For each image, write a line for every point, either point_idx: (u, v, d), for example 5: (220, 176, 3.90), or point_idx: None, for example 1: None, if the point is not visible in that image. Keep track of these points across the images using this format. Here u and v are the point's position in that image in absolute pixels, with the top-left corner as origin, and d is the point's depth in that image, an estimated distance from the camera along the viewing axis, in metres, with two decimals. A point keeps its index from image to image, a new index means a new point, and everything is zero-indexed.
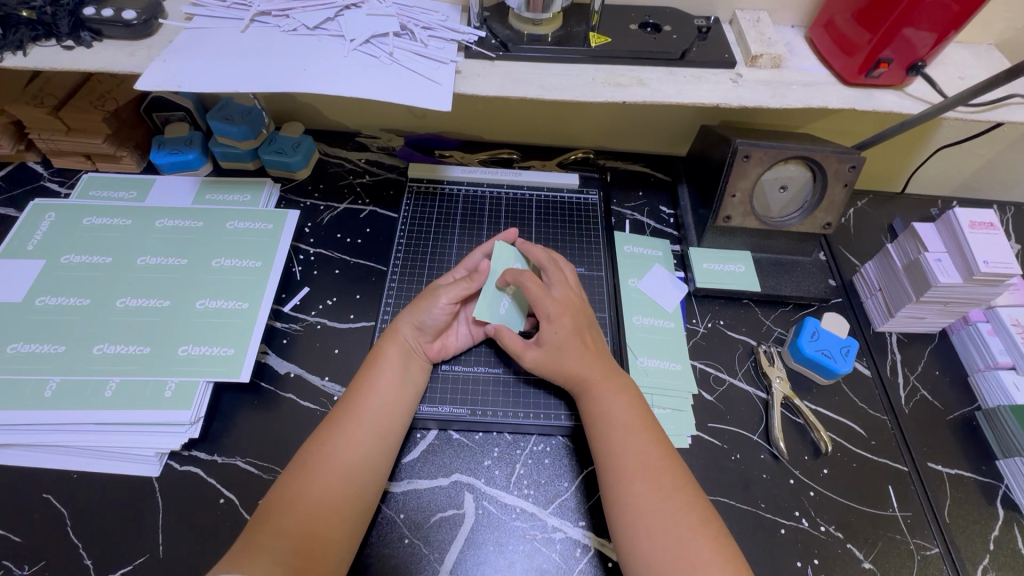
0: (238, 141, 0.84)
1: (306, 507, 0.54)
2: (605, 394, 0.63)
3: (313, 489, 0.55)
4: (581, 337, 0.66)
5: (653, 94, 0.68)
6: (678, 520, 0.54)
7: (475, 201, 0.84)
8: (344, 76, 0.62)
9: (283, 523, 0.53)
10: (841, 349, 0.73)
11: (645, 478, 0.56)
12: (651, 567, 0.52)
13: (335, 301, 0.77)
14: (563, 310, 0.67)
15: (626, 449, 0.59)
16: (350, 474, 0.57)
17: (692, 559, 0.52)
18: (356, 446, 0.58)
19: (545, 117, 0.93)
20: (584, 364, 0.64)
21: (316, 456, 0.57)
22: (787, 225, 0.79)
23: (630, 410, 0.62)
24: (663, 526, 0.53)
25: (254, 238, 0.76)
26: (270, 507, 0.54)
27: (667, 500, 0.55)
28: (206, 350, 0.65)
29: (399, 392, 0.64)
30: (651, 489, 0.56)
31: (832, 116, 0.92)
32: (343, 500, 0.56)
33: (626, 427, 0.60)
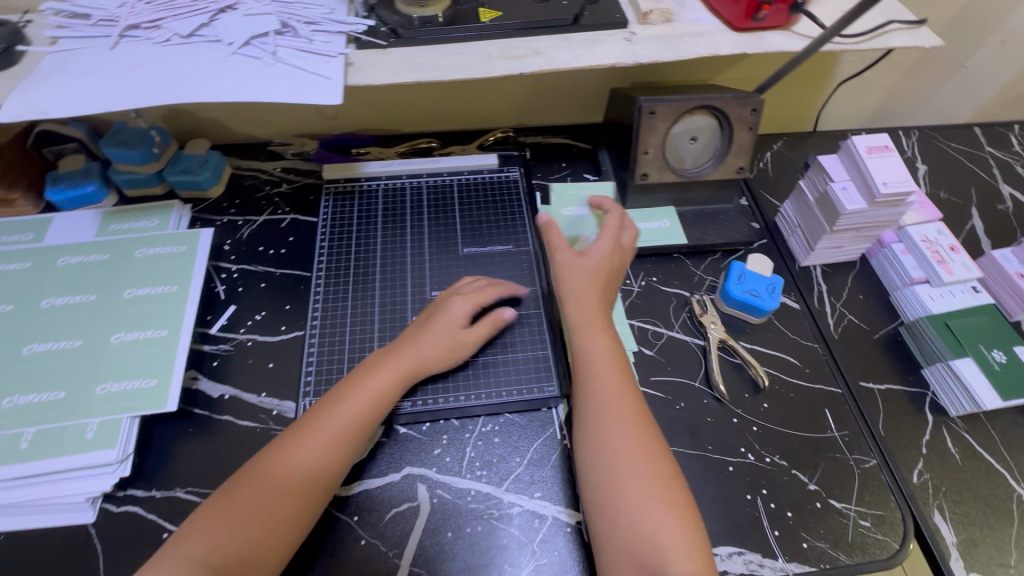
0: (139, 166, 0.80)
1: (279, 487, 0.55)
2: (598, 345, 0.64)
3: (291, 471, 0.56)
4: (606, 285, 0.68)
5: (550, 63, 0.68)
6: (647, 466, 0.57)
7: (395, 194, 0.82)
8: (226, 82, 0.60)
9: (256, 501, 0.54)
10: (768, 287, 0.76)
11: (624, 424, 0.59)
12: (610, 513, 0.55)
13: (265, 315, 0.74)
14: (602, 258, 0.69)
15: (607, 398, 0.61)
16: (330, 458, 0.57)
17: (653, 500, 0.55)
18: (339, 429, 0.59)
19: (458, 100, 0.92)
20: (585, 312, 0.66)
21: (297, 438, 0.58)
22: (702, 174, 0.81)
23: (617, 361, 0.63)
24: (632, 470, 0.56)
25: (167, 263, 0.72)
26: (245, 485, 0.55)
27: (639, 446, 0.58)
28: (127, 385, 0.62)
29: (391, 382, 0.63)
30: (627, 434, 0.58)
31: (736, 64, 0.94)
32: (319, 484, 0.56)
33: (610, 376, 0.62)
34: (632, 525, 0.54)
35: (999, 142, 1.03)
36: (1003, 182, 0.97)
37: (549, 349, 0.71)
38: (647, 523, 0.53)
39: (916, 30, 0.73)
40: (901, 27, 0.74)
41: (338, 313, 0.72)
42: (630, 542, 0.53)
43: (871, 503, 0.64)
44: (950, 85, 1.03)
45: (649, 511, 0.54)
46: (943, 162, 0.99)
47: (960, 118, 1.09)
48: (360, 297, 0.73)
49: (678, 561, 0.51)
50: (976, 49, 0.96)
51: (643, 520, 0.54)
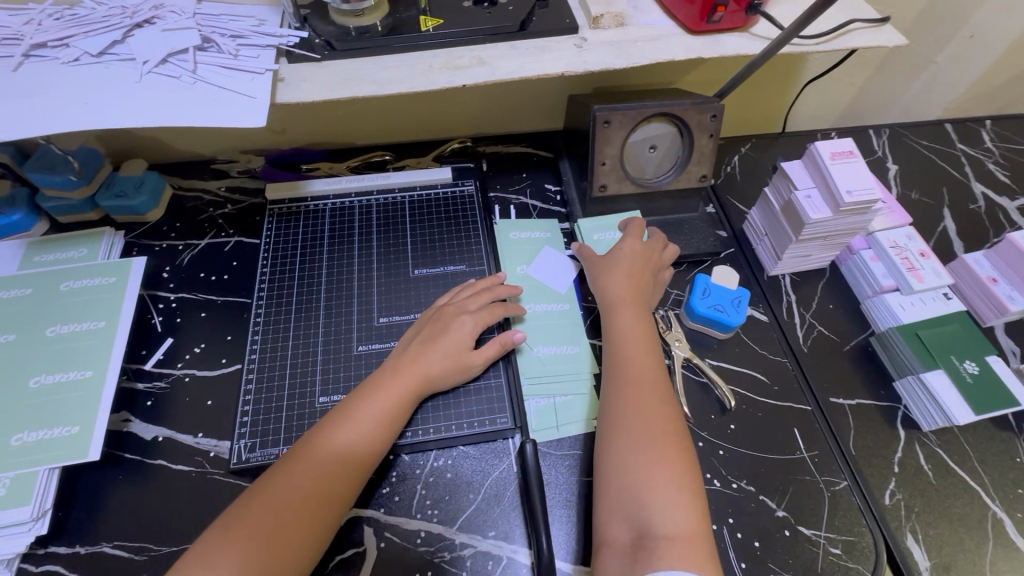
0: (68, 191, 0.75)
1: (320, 448, 0.56)
2: (632, 322, 0.66)
3: (335, 447, 0.56)
4: (646, 278, 0.71)
5: (495, 73, 0.64)
6: (673, 432, 0.57)
7: (343, 213, 0.78)
8: (140, 105, 0.55)
9: (302, 474, 0.53)
10: (733, 301, 0.73)
11: (654, 393, 0.60)
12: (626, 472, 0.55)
13: (204, 347, 0.70)
14: (643, 254, 0.72)
15: (638, 369, 0.62)
16: (375, 433, 0.58)
17: (669, 463, 0.55)
18: (380, 406, 0.59)
19: (411, 111, 0.87)
20: (625, 292, 0.69)
21: (344, 412, 0.59)
22: (662, 185, 0.77)
23: (649, 340, 0.65)
24: (651, 432, 0.56)
25: (95, 296, 0.68)
26: (293, 458, 0.55)
27: (667, 415, 0.58)
28: (45, 434, 0.58)
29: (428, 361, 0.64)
30: (655, 402, 0.59)
31: (700, 67, 0.90)
32: (363, 461, 0.56)
33: (642, 351, 0.64)
34: (643, 483, 0.53)
35: (971, 139, 1.01)
36: (975, 181, 0.95)
37: (503, 377, 0.68)
38: (664, 483, 0.53)
39: (878, 29, 0.71)
40: (863, 27, 0.71)
41: (280, 343, 0.67)
42: (631, 497, 0.53)
43: (842, 528, 0.61)
44: (920, 82, 1.00)
45: (660, 473, 0.54)
46: (914, 161, 0.97)
47: (931, 115, 1.07)
48: (303, 326, 0.69)
49: (667, 523, 0.51)
50: (944, 45, 0.94)
51: (654, 480, 0.53)
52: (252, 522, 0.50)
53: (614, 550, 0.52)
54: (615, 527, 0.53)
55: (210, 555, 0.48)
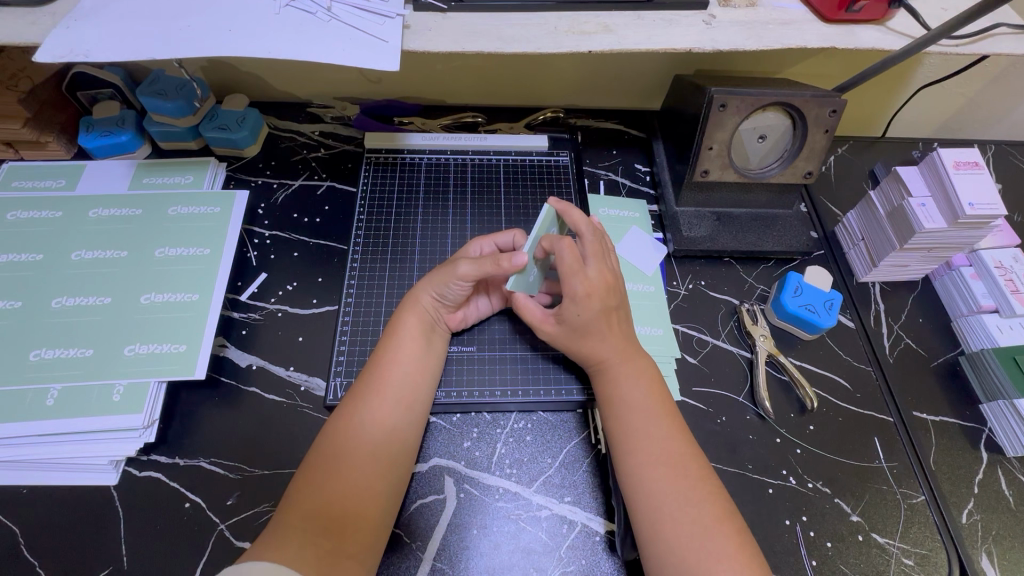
0: (175, 118, 0.76)
1: (336, 448, 0.53)
2: (628, 375, 0.60)
3: (346, 473, 0.52)
4: (614, 296, 0.61)
5: (621, 42, 0.63)
6: (693, 490, 0.52)
7: (437, 170, 0.78)
8: (277, 39, 0.56)
9: (315, 511, 0.49)
10: (825, 303, 0.71)
11: (662, 457, 0.54)
12: (667, 506, 0.52)
13: (297, 286, 0.72)
14: (594, 288, 0.60)
15: (638, 431, 0.56)
16: (380, 452, 0.54)
17: (702, 530, 0.50)
18: (384, 423, 0.56)
19: (509, 74, 0.86)
20: (611, 342, 0.61)
21: (346, 432, 0.54)
22: (767, 176, 0.75)
23: (651, 393, 0.59)
24: (673, 504, 0.52)
25: (200, 224, 0.70)
26: (298, 499, 0.50)
27: (683, 477, 0.53)
28: (155, 348, 0.61)
29: (422, 361, 0.61)
30: (668, 466, 0.54)
31: (810, 58, 0.87)
32: (377, 481, 0.53)
33: (647, 407, 0.58)
34: (682, 565, 0.49)
35: None
36: None
37: None
38: (701, 561, 0.49)
39: None
40: (1009, 32, 0.66)
41: (374, 291, 0.69)
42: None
43: (916, 541, 0.61)
44: None
45: (699, 502, 0.52)
46: (1019, 183, 0.93)
47: None
48: (398, 276, 0.70)
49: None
50: None
51: (696, 558, 0.49)
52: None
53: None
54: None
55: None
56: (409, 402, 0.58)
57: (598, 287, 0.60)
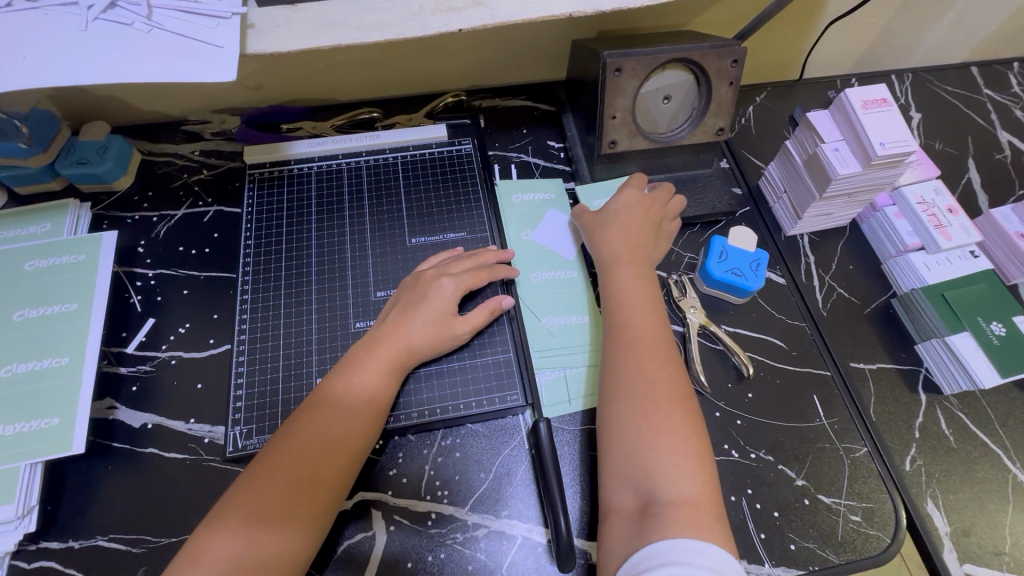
0: (24, 159, 0.68)
1: (297, 433, 0.52)
2: (633, 291, 0.61)
3: (326, 423, 0.53)
4: (652, 232, 0.67)
5: (494, 16, 0.57)
6: (656, 384, 0.54)
7: (330, 177, 0.71)
8: (88, 61, 0.48)
9: (298, 453, 0.51)
10: (751, 264, 0.69)
11: (637, 349, 0.56)
12: (644, 409, 0.53)
13: (190, 327, 0.65)
14: (649, 206, 0.68)
15: (637, 343, 0.57)
16: (336, 446, 0.52)
17: (652, 420, 0.52)
18: (349, 410, 0.54)
19: (397, 62, 0.79)
20: (637, 266, 0.63)
21: (310, 416, 0.53)
22: (678, 139, 0.71)
23: (654, 315, 0.60)
24: (630, 394, 0.54)
25: (64, 277, 0.63)
26: (284, 437, 0.52)
27: (652, 370, 0.55)
28: (24, 427, 0.54)
29: (404, 341, 0.59)
30: (645, 359, 0.56)
31: (715, 7, 0.82)
32: (353, 435, 0.53)
33: (646, 321, 0.59)
34: (627, 447, 0.51)
35: (999, 84, 0.95)
36: (1001, 130, 0.89)
37: (513, 351, 0.64)
38: (646, 445, 0.51)
39: None
40: None
41: (270, 323, 0.62)
42: (626, 463, 0.51)
43: (863, 496, 0.60)
44: (947, 20, 0.92)
45: (671, 419, 0.52)
46: (937, 110, 0.91)
47: (956, 58, 0.99)
48: (295, 301, 0.64)
49: (673, 489, 0.48)
50: None
51: (655, 459, 0.50)
52: (240, 505, 0.48)
53: (621, 517, 0.49)
54: (621, 494, 0.50)
55: (202, 540, 0.47)
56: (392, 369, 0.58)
57: (659, 206, 0.69)
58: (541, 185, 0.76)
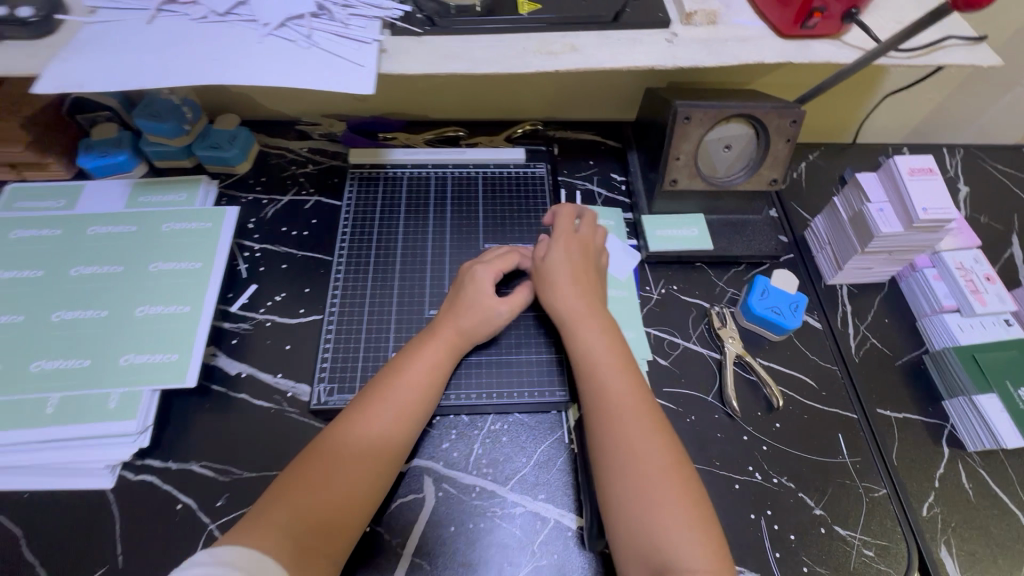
0: (170, 138, 0.80)
1: (313, 474, 0.54)
2: (595, 359, 0.62)
3: (354, 457, 0.56)
4: (591, 274, 0.69)
5: (586, 62, 0.66)
6: (647, 458, 0.55)
7: (420, 183, 0.81)
8: (257, 65, 0.59)
9: (319, 492, 0.53)
10: (791, 305, 0.74)
11: (619, 423, 0.57)
12: (638, 485, 0.54)
13: (285, 296, 0.75)
14: (580, 245, 0.71)
15: (627, 414, 0.58)
16: (359, 479, 0.55)
17: (650, 496, 0.53)
18: (369, 448, 0.57)
19: (488, 91, 0.90)
20: (604, 337, 0.64)
21: (322, 458, 0.55)
22: (733, 184, 0.78)
23: (635, 387, 0.60)
24: (624, 466, 0.55)
25: (191, 239, 0.74)
26: (299, 477, 0.54)
27: (642, 443, 0.56)
28: (149, 358, 0.64)
29: (424, 385, 0.62)
30: (632, 433, 0.56)
31: (778, 70, 0.90)
32: (381, 465, 0.57)
33: (626, 393, 0.59)
34: (630, 520, 0.53)
35: None
36: None
37: (565, 354, 0.71)
38: (647, 521, 0.52)
39: (976, 47, 0.70)
40: (961, 44, 0.70)
41: (357, 301, 0.72)
42: (631, 538, 0.52)
43: (877, 533, 0.63)
44: (1005, 102, 0.97)
45: (666, 490, 0.53)
46: (986, 186, 0.95)
47: (1009, 138, 1.04)
48: (380, 286, 0.73)
49: (685, 563, 0.50)
50: None
51: (659, 535, 0.51)
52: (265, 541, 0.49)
53: None
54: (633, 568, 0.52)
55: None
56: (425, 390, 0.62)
57: (591, 244, 0.72)
58: (598, 209, 0.84)
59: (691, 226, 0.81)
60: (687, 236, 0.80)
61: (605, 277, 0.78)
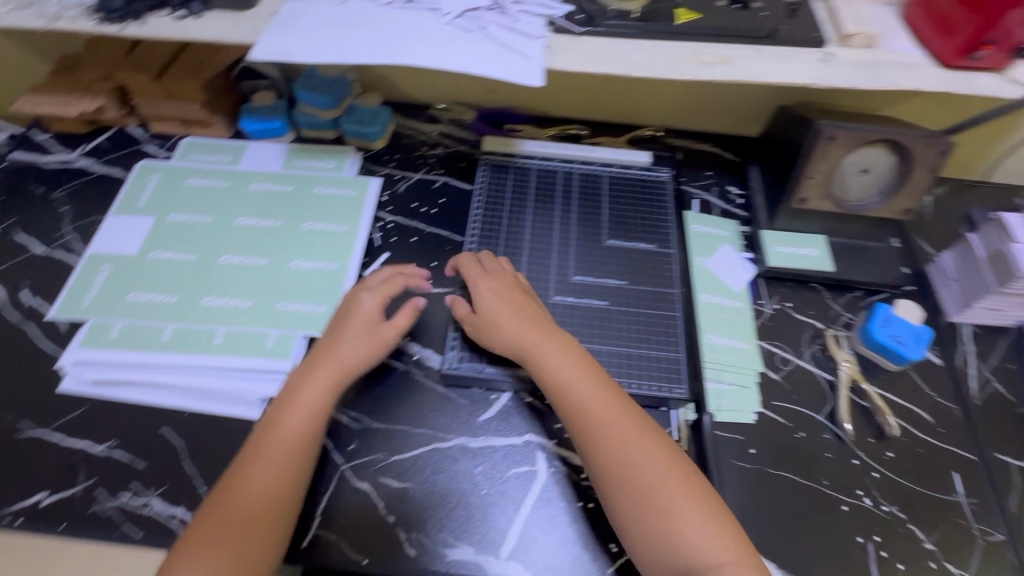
0: (321, 110, 0.87)
1: (241, 509, 0.55)
2: (586, 394, 0.61)
3: (259, 489, 0.56)
4: (528, 307, 0.68)
5: (741, 73, 0.67)
6: (669, 487, 0.56)
7: (548, 175, 0.85)
8: (436, 50, 0.64)
9: (231, 523, 0.54)
10: (914, 336, 0.72)
11: (631, 451, 0.58)
12: (666, 518, 0.54)
13: (413, 267, 0.80)
14: (506, 284, 0.71)
15: (636, 443, 0.58)
16: (265, 511, 0.55)
17: (684, 530, 0.54)
18: (265, 480, 0.56)
19: (616, 95, 0.93)
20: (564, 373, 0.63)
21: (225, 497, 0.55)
22: (865, 209, 0.78)
23: (615, 411, 0.60)
24: (647, 499, 0.56)
25: (339, 203, 0.83)
26: (216, 511, 0.55)
27: (666, 473, 0.57)
28: (300, 307, 0.72)
29: (287, 425, 0.60)
30: (639, 459, 0.57)
31: (916, 100, 0.88)
32: (282, 496, 0.56)
33: (588, 422, 0.60)
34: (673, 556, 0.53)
35: None
36: None
37: (683, 353, 0.71)
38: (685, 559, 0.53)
39: None
40: None
41: None
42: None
43: None
44: None
45: (699, 519, 0.55)
46: None
47: None
48: None
49: None
50: None
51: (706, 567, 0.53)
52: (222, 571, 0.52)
53: None
54: None
55: None
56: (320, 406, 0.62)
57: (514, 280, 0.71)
58: (715, 219, 0.86)
59: (812, 245, 0.82)
60: (810, 256, 0.81)
61: (720, 286, 0.79)
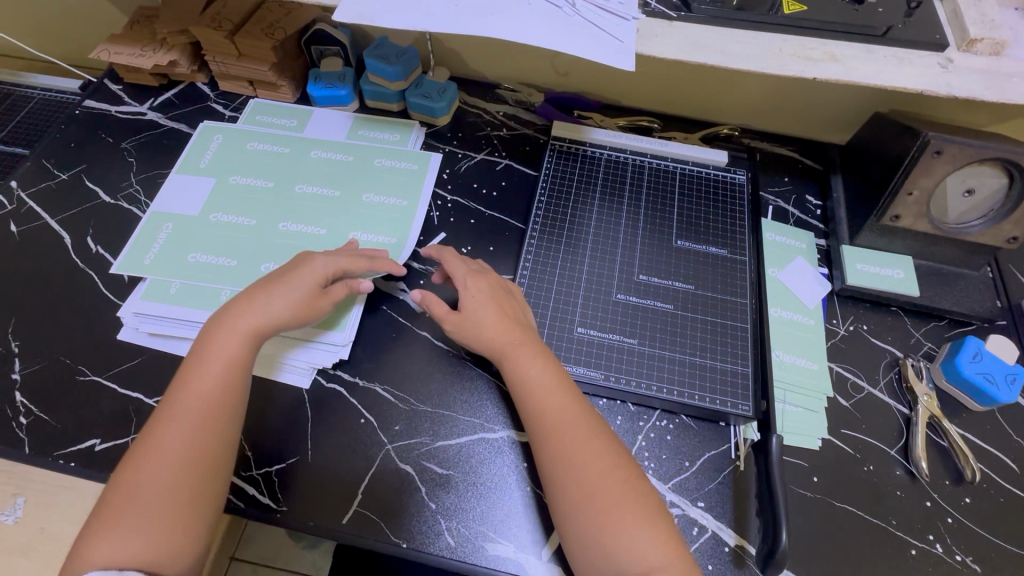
0: (389, 81, 0.85)
1: (169, 469, 0.53)
2: (531, 401, 0.59)
3: (165, 446, 0.54)
4: (508, 310, 0.65)
5: (849, 74, 0.62)
6: (615, 504, 0.53)
7: (618, 167, 0.81)
8: (523, 24, 0.60)
9: (160, 483, 0.53)
10: (1007, 376, 0.66)
11: (588, 466, 0.55)
12: (612, 535, 0.52)
13: (470, 250, 0.77)
14: (478, 275, 0.67)
15: (586, 457, 0.55)
16: (181, 468, 0.54)
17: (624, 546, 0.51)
18: (177, 437, 0.54)
19: (694, 87, 0.88)
20: (526, 374, 0.60)
21: (147, 450, 0.54)
22: (966, 233, 0.72)
23: (580, 424, 0.57)
24: (589, 517, 0.53)
25: (399, 176, 0.81)
26: (147, 470, 0.53)
27: (599, 485, 0.54)
28: None
29: (196, 383, 0.57)
30: (595, 475, 0.54)
31: None
32: (202, 455, 0.54)
33: (547, 427, 0.57)
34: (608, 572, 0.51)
35: None
36: None
37: (750, 368, 0.67)
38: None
39: None
40: None
41: (546, 272, 0.73)
42: None
43: None
44: None
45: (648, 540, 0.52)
46: None
47: None
48: (568, 261, 0.73)
49: None
50: None
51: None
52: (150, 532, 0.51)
53: None
54: None
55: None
56: (242, 364, 0.59)
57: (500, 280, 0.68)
58: (790, 228, 0.81)
59: (898, 266, 0.76)
60: (897, 279, 0.75)
61: (791, 300, 0.74)
